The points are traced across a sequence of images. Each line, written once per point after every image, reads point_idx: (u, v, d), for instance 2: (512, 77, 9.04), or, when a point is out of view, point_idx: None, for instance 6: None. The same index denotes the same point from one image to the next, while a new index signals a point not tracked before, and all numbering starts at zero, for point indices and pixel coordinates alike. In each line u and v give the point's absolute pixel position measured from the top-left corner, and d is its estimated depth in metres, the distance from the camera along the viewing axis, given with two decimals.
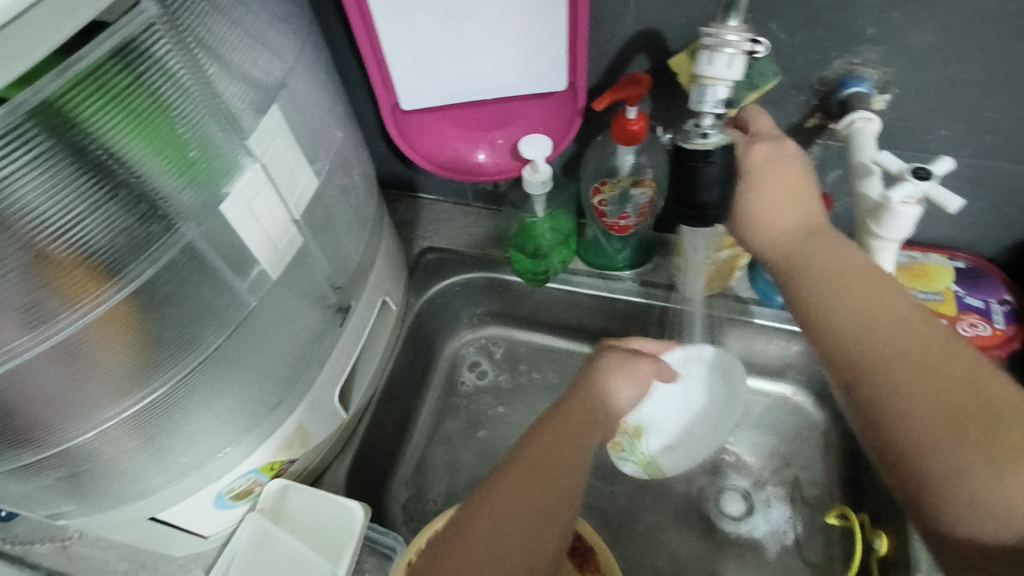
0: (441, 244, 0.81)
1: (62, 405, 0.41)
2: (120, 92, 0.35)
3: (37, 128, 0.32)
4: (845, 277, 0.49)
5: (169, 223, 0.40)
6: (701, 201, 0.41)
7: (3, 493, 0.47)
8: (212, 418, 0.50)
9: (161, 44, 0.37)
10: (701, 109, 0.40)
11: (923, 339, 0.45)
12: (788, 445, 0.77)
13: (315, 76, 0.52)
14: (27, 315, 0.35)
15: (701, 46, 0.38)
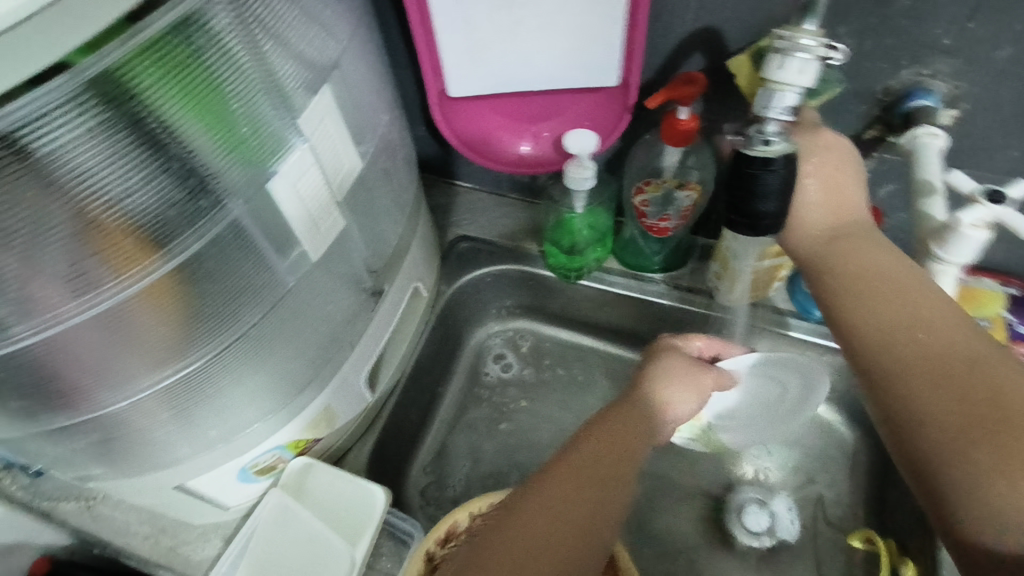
0: (475, 233, 0.80)
1: (103, 371, 0.41)
2: (178, 64, 0.35)
3: (95, 96, 0.32)
4: (874, 281, 0.48)
5: (218, 199, 0.40)
6: (757, 210, 0.40)
7: (38, 452, 0.48)
8: (243, 393, 0.50)
9: (220, 18, 0.36)
10: (766, 115, 0.39)
11: (951, 344, 0.43)
12: (815, 462, 0.75)
13: (367, 57, 0.52)
14: (75, 280, 0.36)
15: (773, 49, 0.37)
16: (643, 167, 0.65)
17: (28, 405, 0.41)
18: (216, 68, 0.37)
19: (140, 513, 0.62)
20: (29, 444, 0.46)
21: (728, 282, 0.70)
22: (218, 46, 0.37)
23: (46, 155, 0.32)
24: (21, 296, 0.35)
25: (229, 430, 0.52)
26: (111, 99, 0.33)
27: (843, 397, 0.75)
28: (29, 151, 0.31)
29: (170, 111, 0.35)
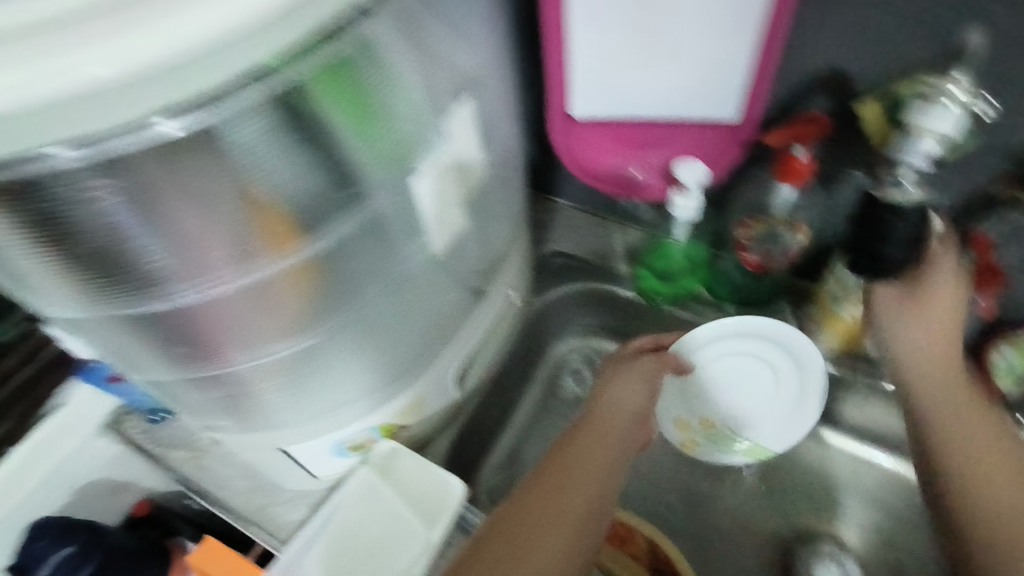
0: (570, 249, 0.82)
1: (247, 333, 0.46)
2: (349, 78, 0.39)
3: (280, 104, 0.36)
4: (944, 378, 0.58)
5: (360, 196, 0.44)
6: (882, 251, 0.53)
7: (172, 398, 0.54)
8: (352, 370, 0.54)
9: (388, 40, 0.40)
10: (907, 159, 0.49)
11: (989, 436, 0.56)
12: (896, 525, 0.72)
13: (504, 73, 0.55)
14: (236, 255, 0.41)
15: (920, 101, 0.47)
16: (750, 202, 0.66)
17: (185, 351, 0.46)
18: (376, 81, 0.41)
19: (240, 469, 0.67)
20: (171, 390, 0.52)
21: (824, 327, 0.70)
22: (383, 62, 0.41)
23: (228, 144, 0.36)
24: (190, 259, 0.40)
25: (331, 403, 0.56)
26: (289, 105, 0.37)
27: None
28: (216, 140, 0.36)
29: (334, 117, 0.40)
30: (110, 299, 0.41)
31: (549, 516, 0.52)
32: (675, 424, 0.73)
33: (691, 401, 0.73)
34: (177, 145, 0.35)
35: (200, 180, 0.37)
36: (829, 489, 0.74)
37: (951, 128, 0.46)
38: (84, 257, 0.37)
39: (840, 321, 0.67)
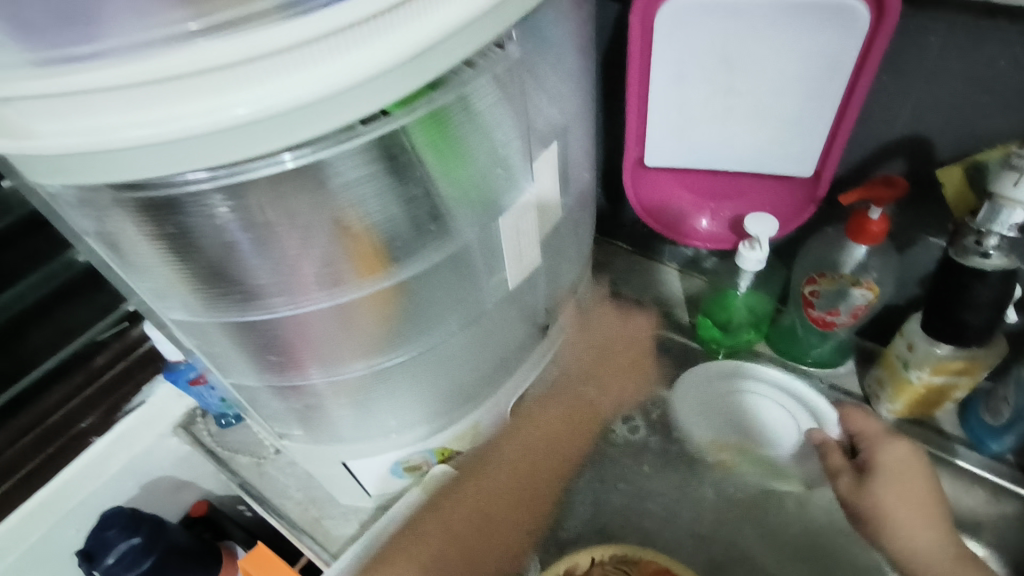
0: (629, 293, 0.84)
1: (330, 349, 0.49)
2: (449, 125, 0.42)
3: (387, 146, 0.40)
4: (905, 474, 0.62)
5: (445, 233, 0.47)
6: (965, 319, 0.51)
7: (255, 404, 0.58)
8: (419, 392, 0.56)
9: (486, 92, 0.43)
10: (992, 227, 0.47)
11: (949, 552, 0.58)
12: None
13: (586, 121, 0.58)
14: (328, 278, 0.44)
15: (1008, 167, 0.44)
16: (819, 260, 0.66)
17: (277, 361, 0.49)
18: (473, 128, 0.44)
19: (299, 479, 0.71)
20: (258, 396, 0.56)
21: (891, 391, 0.67)
22: (480, 112, 0.44)
23: (334, 179, 0.39)
24: (288, 277, 0.43)
25: (392, 422, 0.58)
26: (391, 147, 0.40)
27: None
28: (324, 174, 0.39)
29: (428, 160, 0.42)
30: (215, 309, 0.45)
31: (487, 489, 0.67)
32: (704, 446, 0.74)
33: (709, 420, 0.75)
34: (290, 177, 0.38)
35: (305, 208, 0.40)
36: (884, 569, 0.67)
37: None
38: (200, 269, 0.41)
39: (909, 387, 0.65)
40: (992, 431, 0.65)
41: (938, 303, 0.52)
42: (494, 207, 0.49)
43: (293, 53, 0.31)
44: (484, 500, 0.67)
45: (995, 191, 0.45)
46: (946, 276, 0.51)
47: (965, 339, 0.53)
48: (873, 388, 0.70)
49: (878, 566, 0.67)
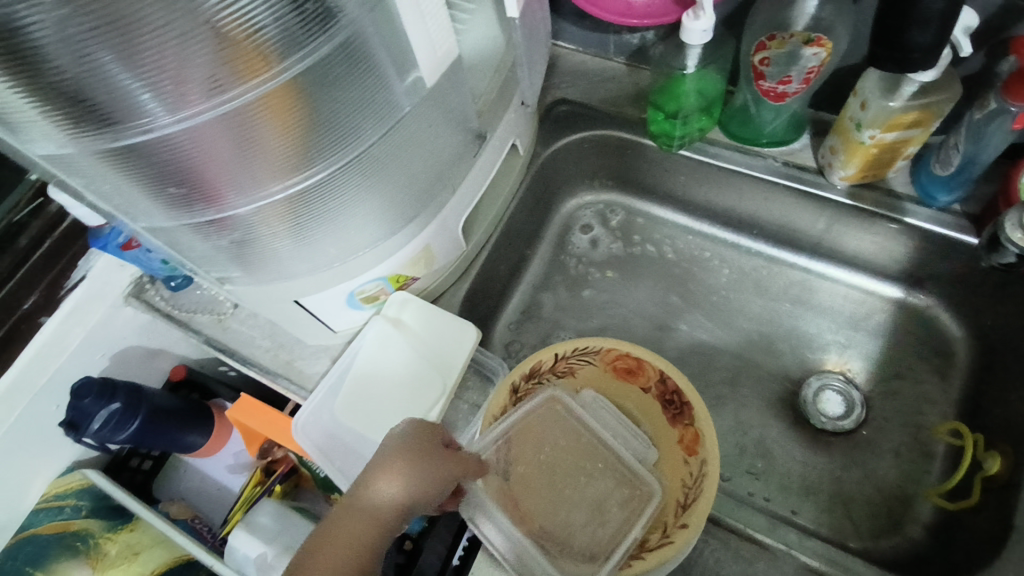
0: (576, 96, 0.77)
1: (240, 171, 0.43)
2: None
3: None
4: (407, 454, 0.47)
5: (326, 11, 0.39)
6: (910, 42, 0.46)
7: (184, 250, 0.51)
8: (359, 215, 0.52)
9: None
10: None
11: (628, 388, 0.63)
12: (901, 373, 0.72)
13: None
14: (210, 80, 0.37)
15: None
16: (772, 20, 0.60)
17: (181, 194, 0.43)
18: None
19: (264, 327, 0.69)
20: (180, 237, 0.49)
21: (844, 157, 0.65)
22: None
23: None
24: (171, 90, 0.36)
25: (320, 262, 0.54)
26: None
27: (948, 292, 0.70)
28: None
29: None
30: (91, 133, 0.38)
31: None
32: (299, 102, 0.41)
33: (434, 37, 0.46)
34: None
35: (177, 19, 0.34)
36: (800, 303, 0.77)
37: None
38: (56, 94, 0.35)
39: (861, 149, 0.63)
40: (943, 182, 0.64)
41: (902, 4, 0.44)
42: None
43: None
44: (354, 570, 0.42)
45: None
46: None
47: (909, 64, 0.47)
48: (826, 157, 0.68)
49: (820, 338, 0.75)
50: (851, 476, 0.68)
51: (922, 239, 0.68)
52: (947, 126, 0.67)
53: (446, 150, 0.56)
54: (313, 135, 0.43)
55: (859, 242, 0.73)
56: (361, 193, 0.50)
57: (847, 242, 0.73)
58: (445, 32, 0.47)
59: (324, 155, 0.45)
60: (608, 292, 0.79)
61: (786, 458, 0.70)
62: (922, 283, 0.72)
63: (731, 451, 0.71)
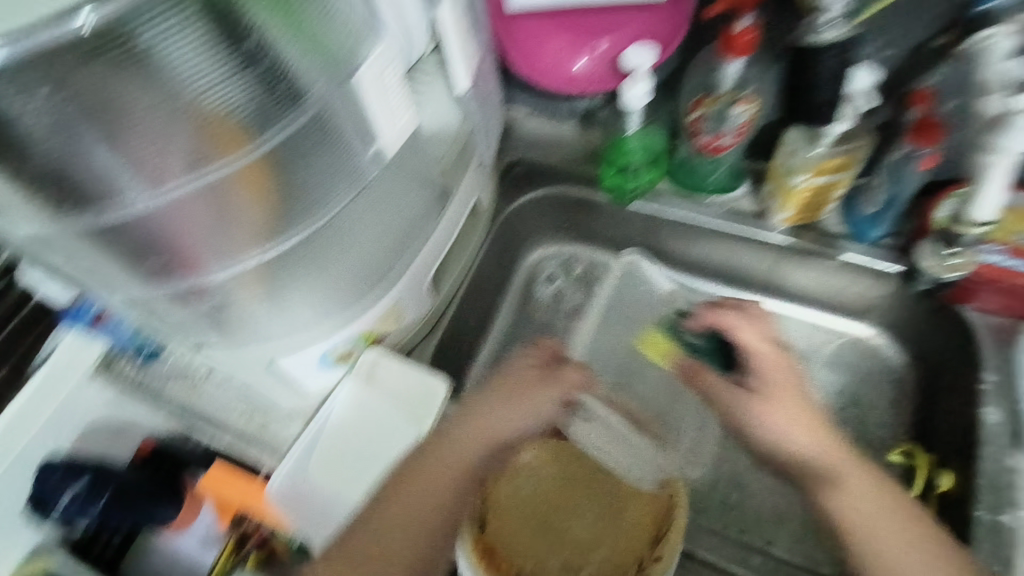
0: (532, 155, 0.81)
1: (216, 241, 0.45)
2: None
3: None
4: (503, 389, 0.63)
5: (296, 94, 0.42)
6: None
7: (160, 319, 0.53)
8: (332, 276, 0.55)
9: None
10: None
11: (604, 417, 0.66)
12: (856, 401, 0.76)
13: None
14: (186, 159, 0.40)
15: None
16: (703, 84, 0.67)
17: (160, 264, 0.45)
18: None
19: (237, 392, 0.70)
20: (158, 307, 0.50)
21: (781, 201, 0.70)
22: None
23: (169, 63, 0.36)
24: (149, 169, 0.39)
25: (296, 324, 0.56)
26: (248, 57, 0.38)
27: (889, 320, 0.75)
28: (154, 55, 0.35)
29: (294, 51, 0.41)
30: (73, 211, 0.40)
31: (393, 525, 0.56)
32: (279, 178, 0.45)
33: (393, 108, 0.48)
34: (167, 55, 0.35)
35: (158, 107, 0.37)
36: None
37: None
38: (41, 178, 0.37)
39: (795, 193, 0.68)
40: (871, 219, 0.70)
41: None
42: (340, 66, 0.43)
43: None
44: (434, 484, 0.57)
45: None
46: None
47: None
48: (766, 202, 0.73)
49: None
50: None
51: (859, 273, 0.73)
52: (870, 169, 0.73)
53: (412, 213, 0.59)
54: (284, 205, 0.47)
55: (804, 278, 0.78)
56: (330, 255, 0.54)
57: (793, 279, 0.78)
58: (404, 103, 0.50)
59: (294, 221, 0.48)
60: (575, 339, 0.82)
61: (757, 489, 0.72)
62: (865, 314, 0.77)
63: (703, 485, 0.73)
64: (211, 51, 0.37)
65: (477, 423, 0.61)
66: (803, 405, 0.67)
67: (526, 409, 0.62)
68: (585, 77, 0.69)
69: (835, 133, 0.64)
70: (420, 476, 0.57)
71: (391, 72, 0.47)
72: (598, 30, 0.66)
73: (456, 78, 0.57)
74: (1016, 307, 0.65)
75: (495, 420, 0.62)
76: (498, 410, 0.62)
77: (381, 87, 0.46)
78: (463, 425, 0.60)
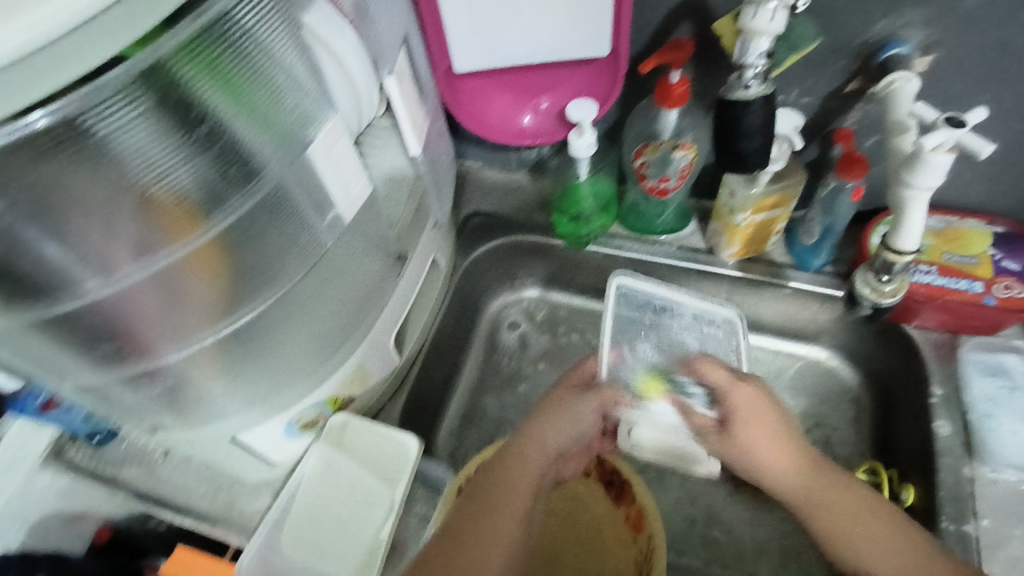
0: (487, 208, 0.85)
1: (171, 324, 0.45)
2: (209, 53, 0.38)
3: (143, 87, 0.35)
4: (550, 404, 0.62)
5: (249, 172, 0.43)
6: (741, 147, 0.55)
7: (112, 405, 0.51)
8: (293, 345, 0.54)
9: (241, 13, 0.39)
10: (745, 62, 0.51)
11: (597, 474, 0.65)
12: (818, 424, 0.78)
13: (407, 24, 0.59)
14: (138, 244, 0.40)
15: (749, 4, 0.49)
16: (642, 133, 0.70)
17: (113, 350, 0.44)
18: (261, 66, 0.41)
19: (198, 471, 0.68)
20: (109, 393, 0.49)
21: (726, 237, 0.74)
22: (265, 51, 0.41)
23: (121, 150, 0.37)
24: (100, 259, 0.39)
25: (258, 391, 0.55)
26: (199, 138, 0.39)
27: (839, 342, 0.78)
28: (105, 144, 0.36)
29: (245, 133, 0.42)
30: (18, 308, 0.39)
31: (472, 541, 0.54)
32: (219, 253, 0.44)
33: (348, 179, 0.50)
34: (119, 144, 0.36)
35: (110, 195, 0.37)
36: None
37: (774, 29, 0.49)
38: None
39: (738, 230, 0.72)
40: (812, 249, 0.74)
41: (729, 118, 0.54)
42: (293, 142, 0.45)
43: (58, 48, 0.31)
44: (508, 492, 0.56)
45: (744, 26, 0.50)
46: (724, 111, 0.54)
47: (747, 166, 0.56)
48: (713, 238, 0.77)
49: None
50: (793, 530, 0.71)
51: (806, 299, 0.76)
52: (806, 201, 0.78)
53: (369, 275, 0.60)
54: (241, 283, 0.47)
55: (757, 308, 0.80)
56: (292, 326, 0.53)
57: (746, 309, 0.81)
58: (358, 171, 0.51)
59: (252, 295, 0.48)
60: (541, 384, 0.82)
61: (733, 522, 0.72)
62: (817, 337, 0.80)
63: (680, 524, 0.73)
64: (162, 136, 0.38)
65: (541, 434, 0.60)
66: (778, 440, 0.59)
67: (566, 420, 0.61)
68: (531, 131, 0.71)
69: (770, 173, 0.67)
70: (505, 494, 0.56)
71: (345, 144, 0.49)
72: (537, 88, 0.69)
73: (411, 138, 0.59)
74: (947, 321, 0.69)
75: (554, 437, 0.60)
76: (556, 424, 0.61)
77: (336, 157, 0.48)
78: (535, 438, 0.59)
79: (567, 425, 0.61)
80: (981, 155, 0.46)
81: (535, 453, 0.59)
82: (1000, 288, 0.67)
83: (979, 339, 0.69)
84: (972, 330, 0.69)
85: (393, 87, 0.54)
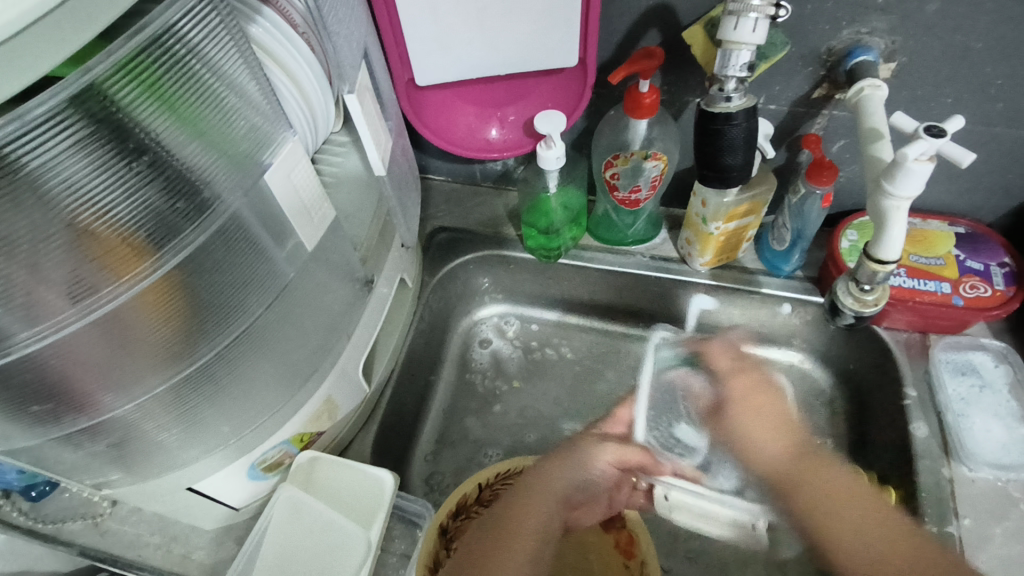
0: (453, 223, 0.82)
1: (115, 372, 0.40)
2: (154, 74, 0.34)
3: (76, 113, 0.31)
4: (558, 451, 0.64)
5: (201, 202, 0.39)
6: (722, 159, 0.54)
7: (53, 463, 0.46)
8: (255, 383, 0.50)
9: (189, 29, 0.35)
10: (727, 73, 0.50)
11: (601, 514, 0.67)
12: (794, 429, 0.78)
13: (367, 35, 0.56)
14: (74, 287, 0.35)
15: (728, 15, 0.48)
16: (612, 143, 0.69)
17: (46, 410, 0.40)
18: (210, 85, 0.37)
19: (152, 521, 0.62)
20: (46, 452, 0.44)
21: (699, 246, 0.73)
22: (214, 68, 0.37)
23: (54, 187, 0.32)
24: (27, 306, 0.34)
25: (212, 436, 0.50)
26: (144, 169, 0.35)
27: (812, 345, 0.78)
28: (35, 180, 0.31)
29: (195, 158, 0.38)
30: None
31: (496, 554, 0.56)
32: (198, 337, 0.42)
33: (307, 203, 0.47)
34: (51, 180, 0.32)
35: (41, 236, 0.32)
36: None
37: (755, 40, 0.48)
38: None
39: (711, 238, 0.71)
40: (783, 254, 0.74)
41: (709, 131, 0.53)
42: (246, 166, 0.41)
43: None
44: (529, 523, 0.58)
45: (723, 39, 0.49)
46: (703, 125, 0.53)
47: (731, 181, 0.55)
48: (684, 247, 0.76)
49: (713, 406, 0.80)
50: None
51: (779, 304, 0.76)
52: (774, 207, 0.78)
53: (335, 304, 0.56)
54: (200, 324, 0.43)
55: (731, 315, 0.80)
56: (254, 363, 0.49)
57: (719, 316, 0.80)
58: (319, 194, 0.48)
59: (211, 334, 0.44)
60: (517, 403, 0.79)
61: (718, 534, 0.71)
62: (790, 341, 0.79)
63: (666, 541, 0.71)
64: (102, 168, 0.33)
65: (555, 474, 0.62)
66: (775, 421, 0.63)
67: (584, 463, 0.63)
68: (499, 145, 0.69)
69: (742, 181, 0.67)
70: (513, 531, 0.57)
71: (305, 165, 0.46)
72: (503, 100, 0.68)
73: (376, 156, 0.55)
74: (916, 322, 0.70)
75: (563, 478, 0.62)
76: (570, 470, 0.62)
77: (293, 178, 0.45)
78: (557, 472, 0.62)
79: (579, 466, 0.63)
80: (962, 165, 0.45)
81: (540, 496, 0.60)
82: (965, 288, 0.68)
83: (948, 339, 0.70)
84: (940, 330, 0.70)
85: (354, 106, 0.51)
